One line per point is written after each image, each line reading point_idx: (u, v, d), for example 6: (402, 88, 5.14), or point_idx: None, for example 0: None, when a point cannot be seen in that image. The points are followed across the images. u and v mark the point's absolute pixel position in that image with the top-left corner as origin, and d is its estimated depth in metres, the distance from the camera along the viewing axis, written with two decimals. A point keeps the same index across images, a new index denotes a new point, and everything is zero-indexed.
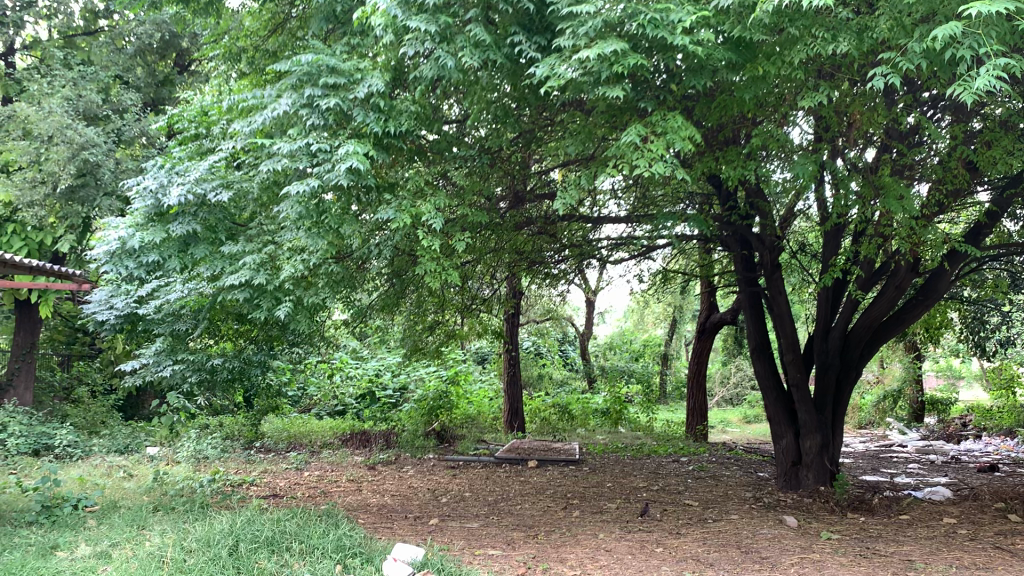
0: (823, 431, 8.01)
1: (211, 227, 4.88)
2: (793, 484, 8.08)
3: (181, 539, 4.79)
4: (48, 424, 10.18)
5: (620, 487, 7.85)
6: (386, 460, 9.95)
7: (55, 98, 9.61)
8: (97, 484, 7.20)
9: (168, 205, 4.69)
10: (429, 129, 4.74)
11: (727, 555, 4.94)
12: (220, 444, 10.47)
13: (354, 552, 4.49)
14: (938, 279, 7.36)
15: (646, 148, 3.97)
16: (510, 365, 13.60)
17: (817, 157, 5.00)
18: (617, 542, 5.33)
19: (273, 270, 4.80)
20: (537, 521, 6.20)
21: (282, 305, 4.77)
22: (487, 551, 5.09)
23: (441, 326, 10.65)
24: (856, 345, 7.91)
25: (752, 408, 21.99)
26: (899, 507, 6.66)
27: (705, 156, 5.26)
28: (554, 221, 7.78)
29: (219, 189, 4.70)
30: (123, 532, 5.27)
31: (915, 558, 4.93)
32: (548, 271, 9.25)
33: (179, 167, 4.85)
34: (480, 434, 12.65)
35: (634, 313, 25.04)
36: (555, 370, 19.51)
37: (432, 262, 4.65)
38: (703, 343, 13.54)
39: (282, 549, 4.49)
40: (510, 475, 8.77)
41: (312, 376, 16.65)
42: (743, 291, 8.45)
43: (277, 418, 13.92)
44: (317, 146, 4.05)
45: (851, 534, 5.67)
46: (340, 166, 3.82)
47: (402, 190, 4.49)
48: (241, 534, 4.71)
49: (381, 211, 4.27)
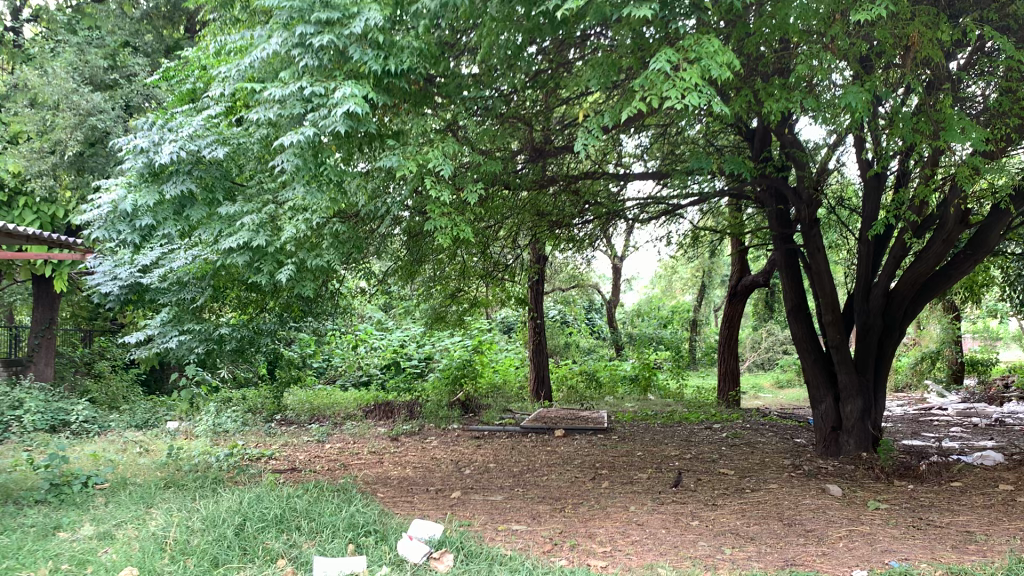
0: (865, 396, 7.61)
1: (208, 187, 4.54)
2: (833, 450, 7.73)
3: (187, 519, 4.53)
4: (67, 399, 10.03)
5: (651, 456, 7.51)
6: (410, 431, 9.71)
7: (60, 63, 9.40)
8: (110, 460, 7.00)
9: (160, 164, 4.36)
10: (435, 71, 4.39)
11: (769, 528, 4.59)
12: (240, 417, 10.29)
13: (367, 530, 4.21)
14: (987, 231, 6.92)
15: (677, 77, 3.60)
16: (535, 333, 13.27)
17: (862, 90, 4.58)
18: (650, 516, 4.99)
19: (274, 232, 4.47)
20: (564, 494, 5.89)
21: (285, 268, 4.46)
22: (511, 527, 4.78)
23: (464, 293, 10.34)
24: (899, 304, 7.48)
25: (784, 373, 21.58)
26: (950, 474, 6.27)
27: (738, 96, 4.86)
28: (577, 178, 7.39)
29: (215, 144, 4.38)
30: (129, 511, 5.03)
31: (974, 530, 4.56)
32: (570, 233, 8.84)
33: (171, 123, 4.52)
34: (507, 403, 12.39)
35: (662, 279, 24.61)
36: (581, 338, 19.19)
37: (444, 217, 4.31)
38: (734, 306, 13.14)
39: (291, 528, 4.21)
40: (536, 444, 8.48)
41: (336, 348, 16.49)
42: (777, 249, 8.03)
43: (301, 390, 13.76)
44: (311, 88, 3.68)
45: (900, 504, 5.28)
46: (336, 110, 3.46)
47: (407, 137, 4.15)
48: (249, 513, 4.44)
49: (384, 158, 3.94)
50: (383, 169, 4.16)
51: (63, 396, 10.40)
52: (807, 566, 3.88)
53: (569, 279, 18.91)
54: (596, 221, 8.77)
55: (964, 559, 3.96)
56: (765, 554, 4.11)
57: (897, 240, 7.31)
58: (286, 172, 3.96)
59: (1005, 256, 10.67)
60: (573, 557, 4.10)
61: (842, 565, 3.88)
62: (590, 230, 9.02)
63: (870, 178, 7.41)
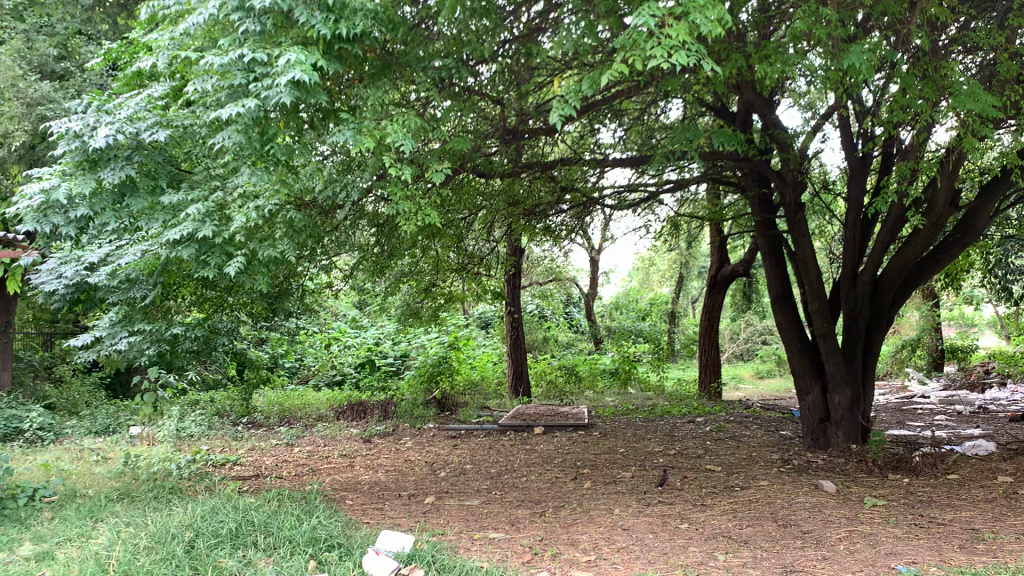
0: (854, 386, 7.35)
1: (149, 174, 4.16)
2: (822, 443, 7.47)
3: (134, 536, 4.16)
4: (21, 406, 9.55)
5: (634, 453, 7.21)
6: (384, 432, 9.35)
7: (6, 52, 8.93)
8: (61, 471, 6.58)
9: (95, 149, 3.96)
10: (392, 34, 3.98)
11: (763, 530, 4.30)
12: (206, 421, 9.87)
13: (331, 544, 3.86)
14: (977, 213, 6.68)
15: (663, 35, 3.30)
16: (513, 328, 12.96)
17: (856, 55, 4.29)
18: (636, 519, 4.68)
19: (223, 221, 4.10)
20: (544, 496, 5.56)
21: (235, 261, 4.09)
22: (487, 535, 4.44)
23: (438, 288, 10.00)
24: (888, 290, 7.23)
25: (764, 363, 21.44)
26: (945, 466, 6.02)
27: (723, 66, 4.56)
28: (552, 163, 7.06)
29: (156, 127, 4.01)
30: (73, 527, 4.64)
31: (980, 527, 4.29)
32: (546, 224, 8.52)
33: (107, 105, 4.15)
34: (484, 401, 12.06)
35: (639, 272, 24.42)
36: (559, 333, 18.92)
37: (407, 201, 3.97)
38: (714, 297, 12.90)
39: (246, 545, 3.85)
40: (514, 443, 8.15)
41: (309, 347, 16.08)
42: (760, 236, 7.76)
43: (273, 391, 13.34)
44: (251, 55, 3.34)
45: (897, 499, 5.02)
46: (280, 80, 3.12)
47: (364, 110, 3.80)
48: (202, 527, 4.08)
49: (337, 134, 3.60)
50: (336, 146, 3.81)
51: (18, 402, 9.92)
52: (809, 573, 3.59)
53: (546, 273, 18.61)
54: (574, 210, 8.47)
55: (974, 560, 3.68)
56: (762, 560, 3.81)
57: (885, 224, 7.05)
58: (230, 151, 3.61)
59: (988, 240, 10.50)
60: (555, 569, 3.78)
61: (845, 570, 3.59)
62: (567, 220, 8.71)
63: (856, 159, 7.15)
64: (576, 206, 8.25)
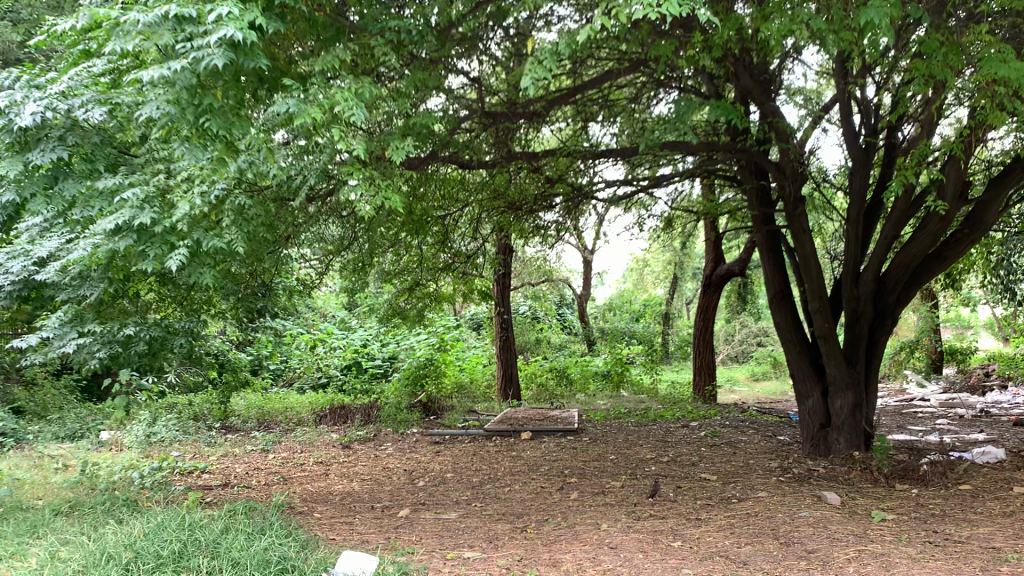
0: (856, 389, 6.97)
1: (85, 156, 3.81)
2: (822, 450, 7.10)
3: (68, 556, 3.76)
4: None
5: (625, 461, 6.82)
6: (364, 437, 8.95)
7: None
8: (13, 480, 6.16)
9: (23, 127, 3.60)
10: None
11: (764, 549, 3.92)
12: (178, 425, 9.47)
13: (283, 568, 3.47)
14: (985, 207, 6.32)
15: None
16: (502, 329, 12.57)
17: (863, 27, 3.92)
18: (624, 536, 4.29)
19: (166, 208, 3.71)
20: (528, 509, 5.17)
21: (176, 252, 3.69)
22: (461, 555, 4.05)
23: (422, 288, 9.62)
24: (891, 289, 6.86)
25: (760, 365, 21.11)
26: (957, 476, 5.64)
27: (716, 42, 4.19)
28: (538, 154, 6.69)
29: (90, 103, 3.67)
30: (9, 545, 4.24)
31: (1001, 546, 3.91)
32: (535, 221, 8.13)
33: (37, 79, 3.80)
34: (472, 404, 11.69)
35: (633, 273, 24.09)
36: (551, 334, 18.60)
37: None
38: (709, 297, 12.54)
39: (188, 569, 3.46)
40: (499, 450, 7.76)
41: (295, 349, 15.69)
42: (758, 233, 7.41)
43: (254, 394, 12.92)
44: (180, 11, 3.02)
45: (908, 513, 4.64)
46: (211, 38, 2.83)
47: (318, 81, 3.42)
48: (142, 547, 3.68)
49: (279, 101, 3.26)
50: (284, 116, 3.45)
51: None
52: None
53: (538, 273, 18.26)
54: (566, 207, 8.06)
55: None
56: None
57: (889, 219, 6.70)
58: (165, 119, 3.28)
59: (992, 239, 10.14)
60: None
61: None
62: (558, 218, 8.32)
63: (859, 150, 6.81)
64: (568, 203, 7.85)
